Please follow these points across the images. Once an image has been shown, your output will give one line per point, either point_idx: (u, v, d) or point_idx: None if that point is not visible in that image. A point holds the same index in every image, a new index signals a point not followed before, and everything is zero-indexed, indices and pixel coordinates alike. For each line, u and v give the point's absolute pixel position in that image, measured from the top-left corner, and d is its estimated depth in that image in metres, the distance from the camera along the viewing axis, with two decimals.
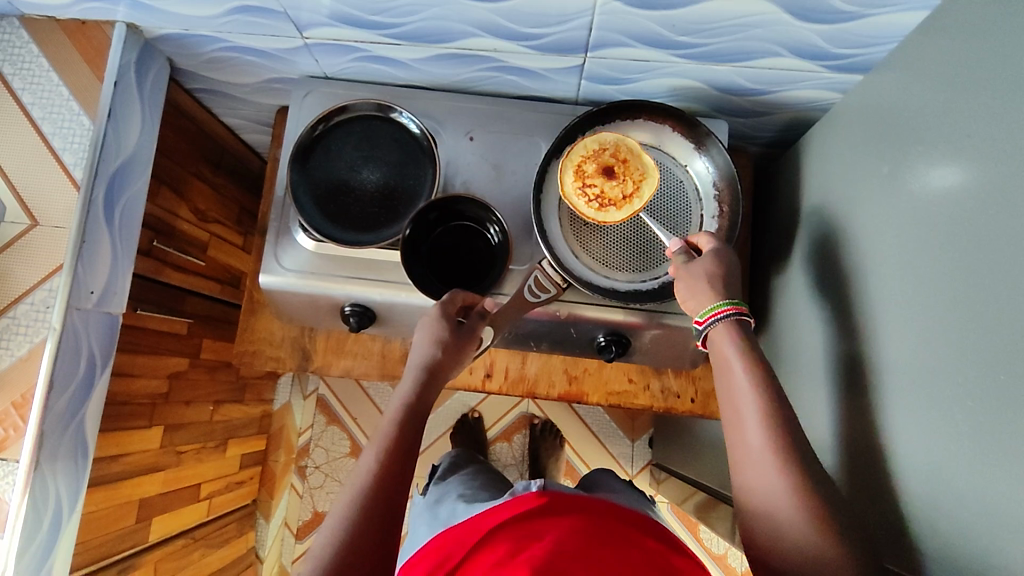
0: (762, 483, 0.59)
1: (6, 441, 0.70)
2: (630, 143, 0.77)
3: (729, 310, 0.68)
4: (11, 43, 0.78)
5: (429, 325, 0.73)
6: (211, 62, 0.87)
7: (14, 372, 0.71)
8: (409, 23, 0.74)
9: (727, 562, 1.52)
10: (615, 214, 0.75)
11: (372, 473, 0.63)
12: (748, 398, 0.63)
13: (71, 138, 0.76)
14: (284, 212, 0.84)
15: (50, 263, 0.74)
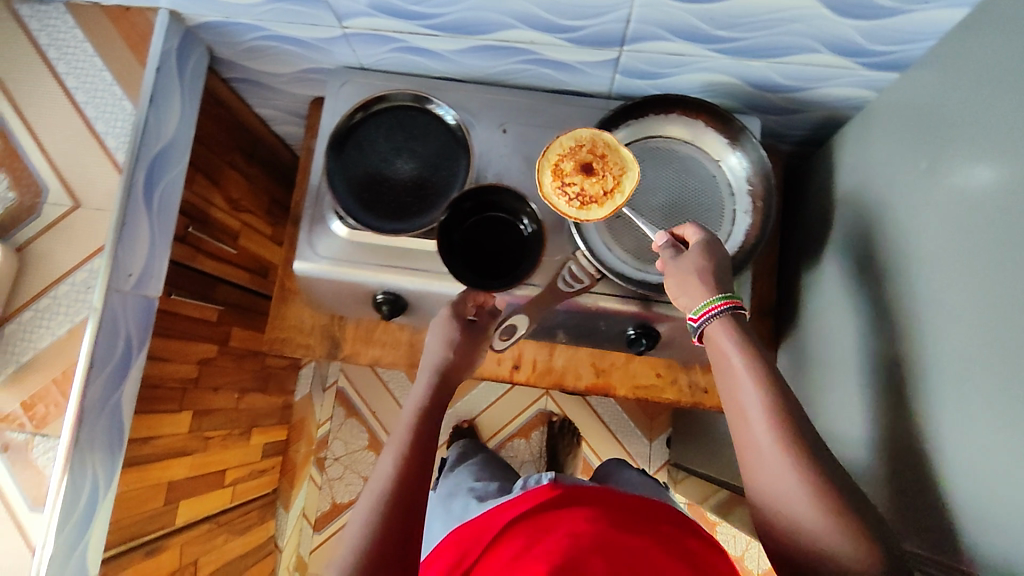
0: (777, 482, 0.57)
1: (47, 417, 0.72)
2: (607, 137, 0.76)
3: (724, 304, 0.65)
4: (56, 28, 0.79)
5: (440, 327, 0.74)
6: (250, 51, 0.88)
7: (55, 349, 0.73)
8: (448, 14, 0.75)
9: (744, 564, 1.52)
10: (597, 211, 0.75)
11: (391, 480, 0.61)
12: (752, 396, 0.60)
13: (114, 123, 0.78)
14: (320, 201, 0.86)
15: (91, 245, 0.75)
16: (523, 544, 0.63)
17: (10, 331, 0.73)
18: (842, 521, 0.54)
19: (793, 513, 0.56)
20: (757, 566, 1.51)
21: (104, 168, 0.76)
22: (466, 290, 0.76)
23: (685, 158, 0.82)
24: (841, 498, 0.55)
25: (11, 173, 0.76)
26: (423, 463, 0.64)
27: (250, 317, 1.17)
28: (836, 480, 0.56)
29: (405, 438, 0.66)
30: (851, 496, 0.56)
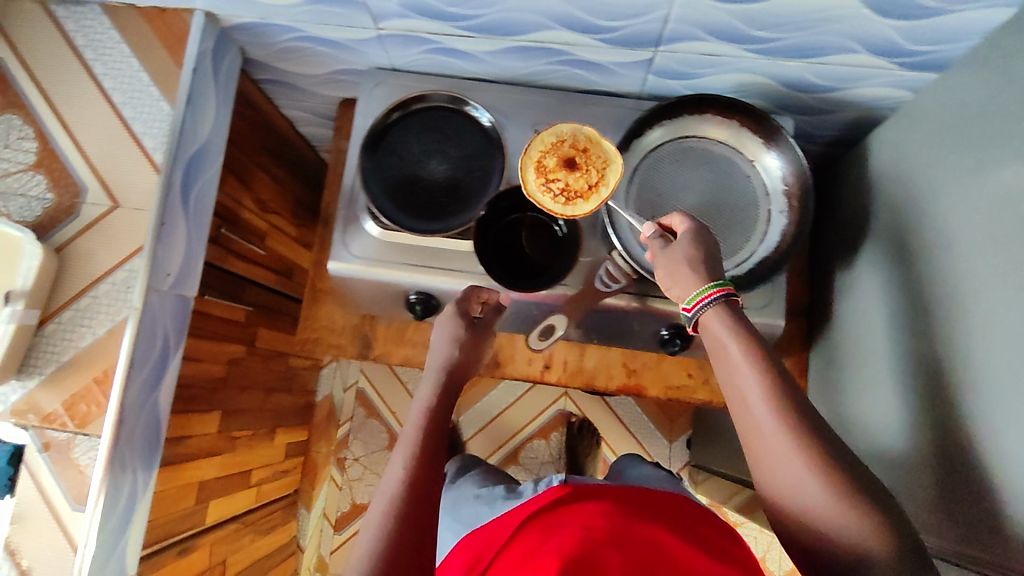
0: (789, 475, 0.55)
1: (89, 417, 0.73)
2: (587, 132, 0.77)
3: (717, 293, 0.63)
4: (92, 30, 0.79)
5: (447, 324, 0.78)
6: (283, 52, 0.88)
7: (95, 348, 0.74)
8: (486, 15, 0.75)
9: (765, 566, 1.51)
10: (583, 206, 0.74)
11: (403, 483, 0.60)
12: (755, 387, 0.58)
13: (151, 123, 0.78)
14: (354, 202, 0.86)
15: (130, 245, 0.75)
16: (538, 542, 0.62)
17: (52, 330, 0.74)
18: (860, 510, 0.52)
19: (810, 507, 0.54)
20: (779, 567, 1.51)
21: (142, 168, 0.77)
22: (471, 288, 0.80)
23: (719, 158, 0.82)
24: (856, 486, 0.53)
25: (49, 173, 0.77)
26: (432, 466, 0.63)
27: (276, 317, 1.18)
28: (852, 469, 0.54)
29: (413, 442, 0.65)
30: (869, 483, 0.54)
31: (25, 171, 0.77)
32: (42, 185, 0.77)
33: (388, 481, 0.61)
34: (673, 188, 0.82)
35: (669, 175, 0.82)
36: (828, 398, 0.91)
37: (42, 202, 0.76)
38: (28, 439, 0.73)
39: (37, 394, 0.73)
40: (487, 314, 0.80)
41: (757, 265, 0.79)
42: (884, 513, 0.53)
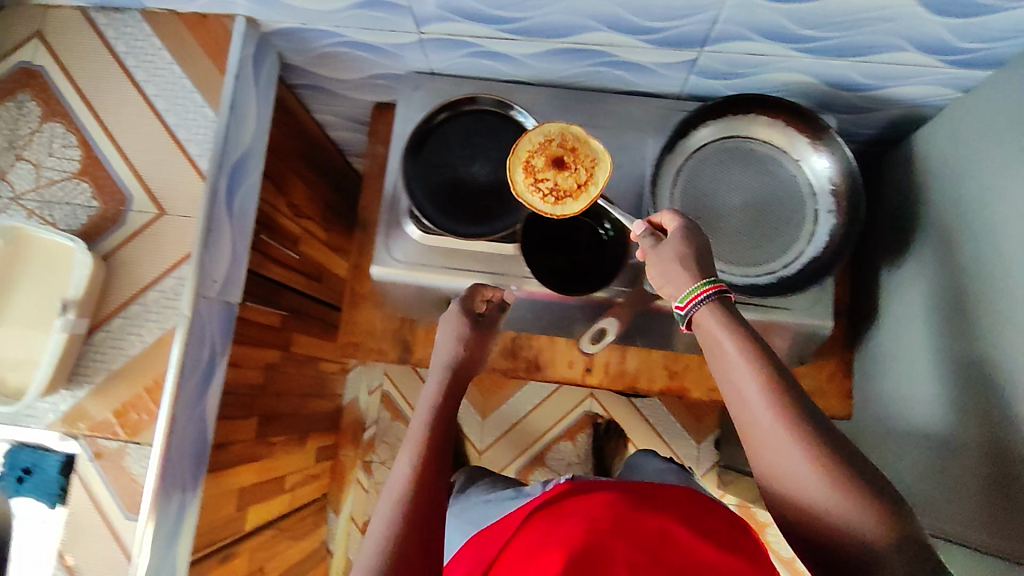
0: (798, 481, 0.51)
1: (141, 426, 0.74)
2: (575, 131, 0.76)
3: (710, 290, 0.59)
4: (134, 37, 0.79)
5: (452, 324, 0.76)
6: (321, 57, 0.88)
7: (146, 356, 0.74)
8: (532, 18, 0.74)
9: (795, 565, 1.52)
10: (572, 206, 0.73)
11: (410, 481, 0.59)
12: (752, 384, 0.53)
13: (196, 130, 0.78)
14: (397, 206, 0.86)
15: (178, 252, 0.75)
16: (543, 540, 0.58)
17: (101, 338, 0.74)
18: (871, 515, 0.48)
19: (819, 514, 0.50)
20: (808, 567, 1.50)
21: (189, 175, 0.77)
22: (473, 287, 0.80)
23: (765, 158, 0.82)
24: (867, 489, 0.49)
25: (94, 181, 0.77)
26: (435, 465, 0.61)
27: (309, 322, 1.18)
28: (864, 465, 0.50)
29: (419, 437, 0.64)
30: (879, 486, 0.50)
31: (69, 179, 0.77)
32: (87, 193, 0.76)
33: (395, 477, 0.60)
34: (718, 189, 0.82)
35: (715, 177, 0.82)
36: (871, 398, 0.90)
37: (88, 210, 0.76)
38: (79, 449, 0.74)
39: (87, 403, 0.73)
40: (491, 311, 0.80)
41: (806, 265, 0.80)
42: (898, 517, 0.48)
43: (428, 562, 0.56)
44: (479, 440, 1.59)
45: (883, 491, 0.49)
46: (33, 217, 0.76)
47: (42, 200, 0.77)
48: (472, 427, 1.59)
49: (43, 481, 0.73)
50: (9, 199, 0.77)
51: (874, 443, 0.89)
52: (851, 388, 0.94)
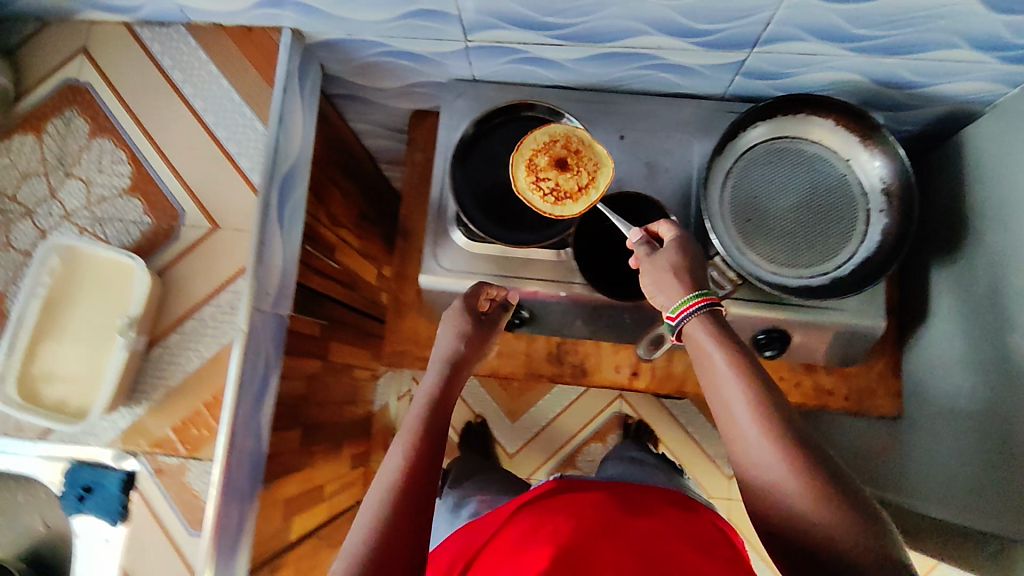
0: (773, 481, 0.53)
1: (201, 442, 0.76)
2: (581, 134, 0.78)
3: (700, 302, 0.63)
4: (180, 51, 0.79)
5: (454, 317, 0.77)
6: (363, 67, 0.87)
7: (207, 369, 0.76)
8: (582, 23, 0.73)
9: None
10: (572, 208, 0.76)
11: (401, 470, 0.58)
12: (737, 392, 0.57)
13: (247, 143, 0.77)
14: (444, 212, 0.87)
15: (234, 265, 0.76)
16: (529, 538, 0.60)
17: (158, 354, 0.76)
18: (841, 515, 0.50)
19: (793, 513, 0.52)
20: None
21: (241, 190, 0.77)
22: (477, 285, 0.81)
23: (814, 159, 0.81)
24: (839, 492, 0.51)
25: (145, 198, 0.77)
26: (437, 440, 0.62)
27: (346, 330, 1.18)
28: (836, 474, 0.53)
29: (420, 416, 0.65)
30: (852, 491, 0.52)
31: (120, 196, 0.77)
32: (139, 209, 0.77)
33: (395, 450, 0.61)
34: (769, 191, 0.81)
35: (764, 178, 0.82)
36: (920, 396, 0.90)
37: (140, 226, 0.76)
38: (139, 466, 0.76)
39: (147, 420, 0.76)
40: (494, 310, 0.82)
41: (860, 266, 0.79)
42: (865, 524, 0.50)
43: (422, 524, 0.57)
44: (508, 443, 1.57)
45: (854, 496, 0.52)
46: (85, 234, 0.77)
47: (94, 217, 0.77)
48: (501, 430, 1.58)
49: (104, 499, 0.76)
50: (61, 216, 0.77)
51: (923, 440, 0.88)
52: (900, 387, 0.94)
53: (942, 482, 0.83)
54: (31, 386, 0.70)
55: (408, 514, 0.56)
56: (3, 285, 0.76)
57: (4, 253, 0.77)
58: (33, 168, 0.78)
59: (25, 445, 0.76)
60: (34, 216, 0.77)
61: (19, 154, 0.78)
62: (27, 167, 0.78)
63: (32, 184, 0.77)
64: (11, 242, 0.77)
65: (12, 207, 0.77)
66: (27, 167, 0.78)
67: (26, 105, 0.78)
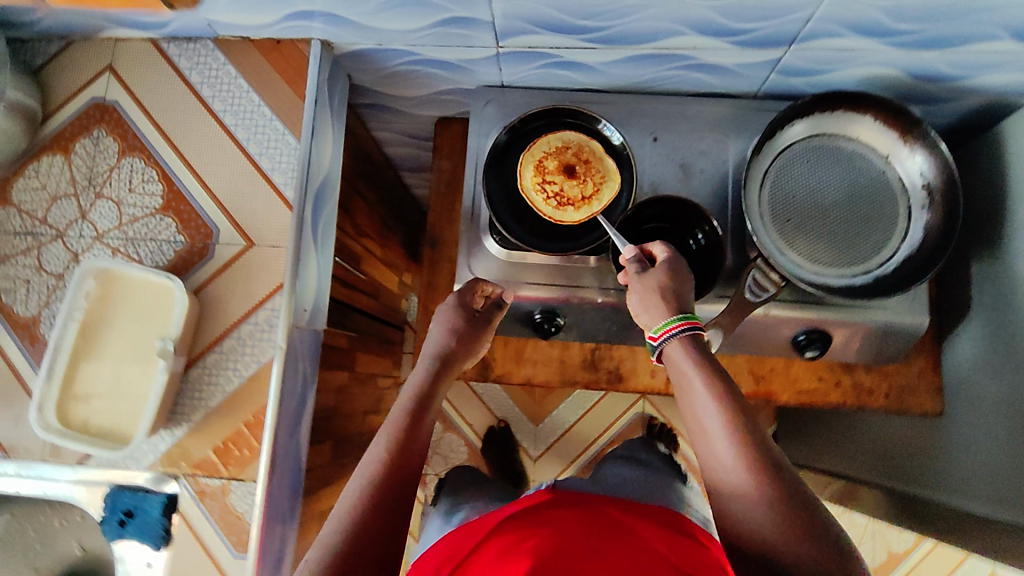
0: (747, 505, 0.55)
1: (244, 462, 0.75)
2: (594, 146, 0.82)
3: (683, 324, 0.65)
4: (207, 66, 0.78)
5: (447, 313, 0.79)
6: (389, 76, 0.86)
7: (246, 390, 0.75)
8: (617, 26, 0.71)
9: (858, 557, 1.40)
10: (572, 215, 0.81)
11: (381, 462, 0.62)
12: (708, 407, 0.60)
13: (279, 158, 0.77)
14: (477, 218, 0.86)
15: (272, 282, 0.75)
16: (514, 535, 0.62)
17: (196, 374, 0.75)
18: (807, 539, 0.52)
19: (749, 519, 0.55)
20: (873, 559, 1.40)
21: (277, 206, 0.76)
22: (472, 281, 0.82)
23: (852, 156, 0.80)
24: (808, 517, 0.53)
25: (177, 216, 0.76)
26: (413, 441, 0.65)
27: (370, 340, 1.17)
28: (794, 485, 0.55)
29: (400, 418, 0.67)
30: (822, 518, 0.54)
31: (151, 216, 0.77)
32: (172, 228, 0.76)
33: (375, 450, 0.63)
34: (807, 189, 0.80)
35: (803, 177, 0.81)
36: (964, 392, 0.88)
37: (174, 245, 0.76)
38: (180, 488, 0.75)
39: (187, 441, 0.75)
40: (488, 308, 0.83)
41: (903, 263, 0.78)
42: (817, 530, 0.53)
43: (399, 522, 0.59)
44: (532, 445, 1.49)
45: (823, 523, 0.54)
46: (118, 255, 0.76)
47: (126, 237, 0.76)
48: (524, 433, 1.50)
49: (146, 523, 0.76)
50: (93, 237, 0.77)
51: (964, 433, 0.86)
52: (940, 382, 0.93)
53: (985, 480, 0.81)
54: (69, 411, 0.70)
55: (381, 512, 0.59)
56: (35, 311, 0.77)
57: (37, 278, 0.77)
58: (63, 190, 0.78)
59: (62, 470, 0.77)
60: (65, 239, 0.77)
61: (48, 176, 0.78)
62: (56, 190, 0.78)
63: (62, 206, 0.77)
64: (43, 266, 0.77)
65: (44, 230, 0.77)
66: (56, 190, 0.78)
67: (51, 128, 0.79)
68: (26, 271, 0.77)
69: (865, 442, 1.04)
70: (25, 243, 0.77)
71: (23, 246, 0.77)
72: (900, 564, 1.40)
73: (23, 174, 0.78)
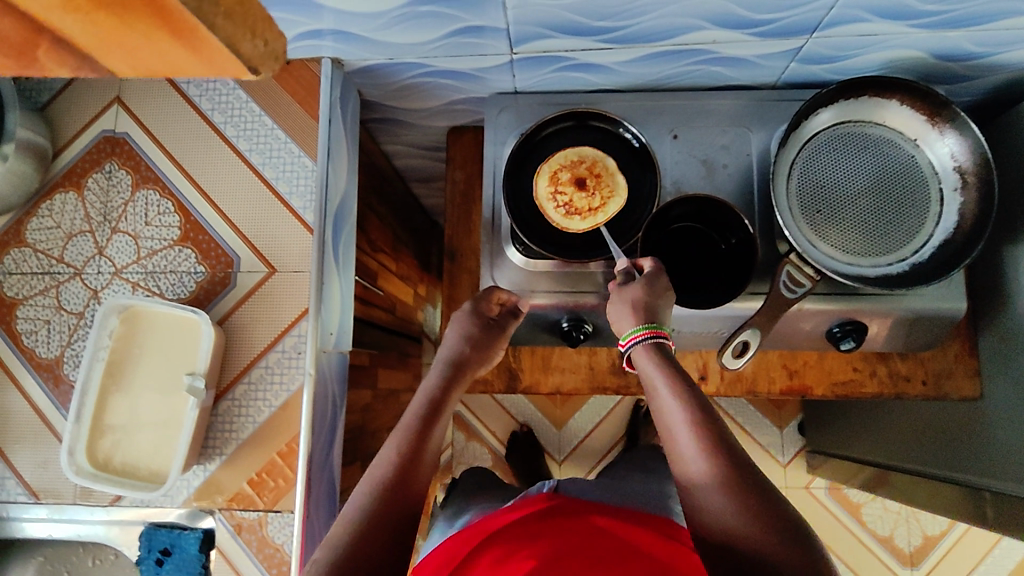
0: (712, 503, 0.57)
1: (280, 492, 0.74)
2: (608, 162, 0.80)
3: (645, 334, 0.67)
4: (218, 92, 0.78)
5: (462, 320, 0.80)
6: (401, 90, 0.84)
7: (278, 419, 0.74)
8: (633, 25, 0.69)
9: (895, 544, 1.35)
10: (578, 224, 0.80)
11: (392, 463, 0.63)
12: (677, 413, 0.62)
13: (296, 182, 0.77)
14: (498, 227, 0.85)
15: (297, 307, 0.76)
16: (499, 556, 0.60)
17: (226, 407, 0.74)
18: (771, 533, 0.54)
19: (720, 523, 0.56)
20: (908, 544, 1.34)
21: (297, 229, 0.76)
22: (489, 288, 0.80)
23: (879, 142, 0.79)
24: (769, 511, 0.56)
25: (196, 247, 0.77)
26: (424, 445, 0.66)
27: (390, 355, 1.15)
28: (760, 490, 0.57)
29: (414, 421, 0.68)
30: (783, 512, 0.56)
31: (170, 247, 0.77)
32: (192, 259, 0.77)
33: (387, 453, 0.64)
34: (835, 178, 0.79)
35: (831, 166, 0.79)
36: (1004, 376, 0.85)
37: (195, 276, 0.76)
38: (216, 523, 0.74)
39: (220, 475, 0.74)
40: (503, 316, 0.82)
41: (940, 249, 0.76)
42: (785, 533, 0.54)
43: (406, 524, 0.60)
44: (558, 451, 1.42)
45: (784, 517, 0.56)
46: (138, 289, 0.77)
47: (144, 270, 0.77)
48: (548, 440, 1.43)
49: (184, 561, 0.73)
50: (111, 273, 0.77)
51: (1001, 415, 0.83)
52: (978, 366, 0.90)
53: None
54: (98, 451, 0.71)
55: (389, 510, 0.59)
56: (58, 352, 0.77)
57: (58, 317, 0.77)
58: (78, 227, 0.78)
59: (95, 511, 0.76)
60: (83, 276, 0.77)
61: (62, 214, 0.78)
62: (70, 227, 0.78)
63: (78, 243, 0.77)
64: (63, 305, 0.77)
65: (61, 269, 0.77)
66: (71, 228, 0.78)
67: (62, 165, 0.78)
68: (46, 311, 0.77)
69: (897, 428, 1.01)
70: (43, 282, 0.77)
71: (40, 286, 0.77)
72: (936, 547, 1.34)
73: (36, 213, 0.78)
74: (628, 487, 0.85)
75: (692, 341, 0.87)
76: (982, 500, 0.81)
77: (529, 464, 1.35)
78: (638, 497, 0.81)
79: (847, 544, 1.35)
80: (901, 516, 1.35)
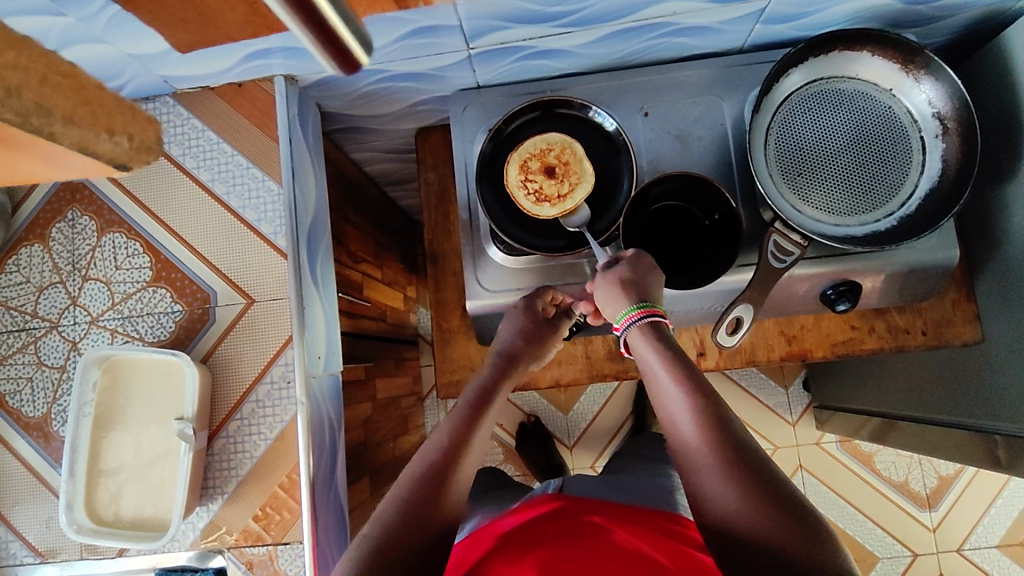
0: (706, 478, 0.55)
1: (287, 524, 0.73)
2: (576, 147, 0.77)
3: (640, 313, 0.65)
4: (173, 124, 0.77)
5: (515, 313, 0.77)
6: (360, 98, 0.81)
7: (275, 452, 0.73)
8: (587, 7, 0.67)
9: (911, 489, 1.35)
10: (547, 212, 0.77)
11: (439, 451, 0.61)
12: (676, 400, 0.60)
13: (264, 207, 0.76)
14: (476, 227, 0.82)
15: (281, 335, 0.74)
16: (501, 560, 0.59)
17: (221, 445, 0.74)
18: (765, 508, 0.52)
19: (730, 520, 0.53)
20: (923, 487, 1.34)
21: (271, 256, 0.75)
22: (544, 287, 0.78)
23: (854, 96, 0.77)
24: (768, 492, 0.53)
25: (170, 285, 0.76)
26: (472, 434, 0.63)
27: (386, 364, 1.14)
28: (765, 480, 0.54)
29: (462, 409, 0.66)
30: (784, 492, 0.54)
31: (144, 289, 0.76)
32: (168, 298, 0.76)
33: (435, 439, 0.62)
34: (813, 138, 0.77)
35: (809, 126, 0.77)
36: (1002, 319, 0.83)
37: (173, 315, 0.75)
38: (228, 562, 0.73)
39: (225, 514, 0.73)
40: (558, 315, 0.79)
41: (926, 199, 0.75)
42: (793, 524, 0.51)
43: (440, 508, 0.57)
44: (567, 436, 1.42)
45: (794, 508, 0.52)
46: (117, 336, 0.75)
47: (120, 316, 0.75)
48: (557, 426, 1.42)
49: None
50: (88, 322, 0.76)
51: (1006, 357, 0.82)
52: (976, 310, 0.88)
53: None
54: (97, 506, 0.70)
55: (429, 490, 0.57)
56: (45, 410, 0.75)
57: (40, 373, 0.76)
58: (47, 279, 0.77)
59: (103, 564, 0.74)
60: (60, 328, 0.76)
61: (30, 267, 0.77)
62: (40, 280, 0.77)
63: (50, 295, 0.76)
64: (43, 360, 0.76)
65: (37, 323, 0.76)
66: (41, 280, 0.77)
67: (22, 219, 0.77)
68: (27, 368, 0.76)
69: (900, 378, 1.00)
70: (20, 340, 0.76)
71: (18, 344, 0.76)
72: (952, 487, 1.34)
73: (3, 270, 0.77)
74: (641, 476, 0.84)
75: (686, 320, 0.85)
76: (995, 443, 0.80)
77: (541, 453, 1.34)
78: (652, 485, 0.80)
79: (864, 495, 1.35)
80: (914, 459, 1.35)
